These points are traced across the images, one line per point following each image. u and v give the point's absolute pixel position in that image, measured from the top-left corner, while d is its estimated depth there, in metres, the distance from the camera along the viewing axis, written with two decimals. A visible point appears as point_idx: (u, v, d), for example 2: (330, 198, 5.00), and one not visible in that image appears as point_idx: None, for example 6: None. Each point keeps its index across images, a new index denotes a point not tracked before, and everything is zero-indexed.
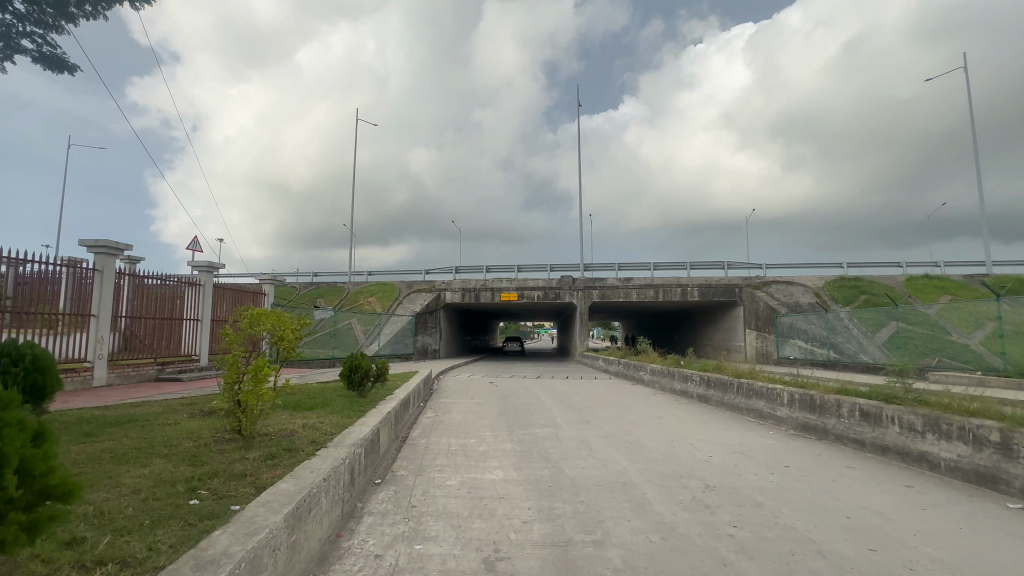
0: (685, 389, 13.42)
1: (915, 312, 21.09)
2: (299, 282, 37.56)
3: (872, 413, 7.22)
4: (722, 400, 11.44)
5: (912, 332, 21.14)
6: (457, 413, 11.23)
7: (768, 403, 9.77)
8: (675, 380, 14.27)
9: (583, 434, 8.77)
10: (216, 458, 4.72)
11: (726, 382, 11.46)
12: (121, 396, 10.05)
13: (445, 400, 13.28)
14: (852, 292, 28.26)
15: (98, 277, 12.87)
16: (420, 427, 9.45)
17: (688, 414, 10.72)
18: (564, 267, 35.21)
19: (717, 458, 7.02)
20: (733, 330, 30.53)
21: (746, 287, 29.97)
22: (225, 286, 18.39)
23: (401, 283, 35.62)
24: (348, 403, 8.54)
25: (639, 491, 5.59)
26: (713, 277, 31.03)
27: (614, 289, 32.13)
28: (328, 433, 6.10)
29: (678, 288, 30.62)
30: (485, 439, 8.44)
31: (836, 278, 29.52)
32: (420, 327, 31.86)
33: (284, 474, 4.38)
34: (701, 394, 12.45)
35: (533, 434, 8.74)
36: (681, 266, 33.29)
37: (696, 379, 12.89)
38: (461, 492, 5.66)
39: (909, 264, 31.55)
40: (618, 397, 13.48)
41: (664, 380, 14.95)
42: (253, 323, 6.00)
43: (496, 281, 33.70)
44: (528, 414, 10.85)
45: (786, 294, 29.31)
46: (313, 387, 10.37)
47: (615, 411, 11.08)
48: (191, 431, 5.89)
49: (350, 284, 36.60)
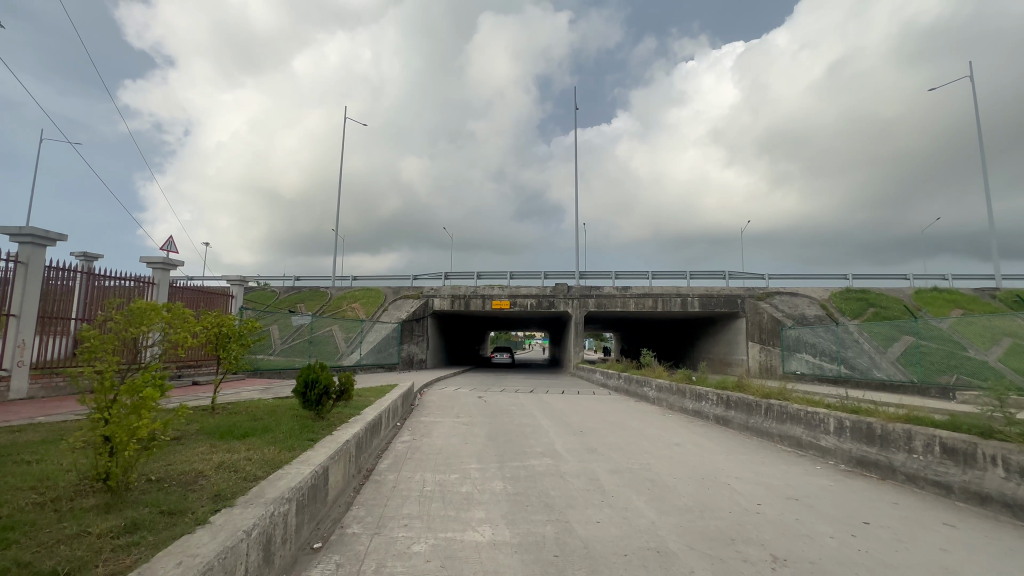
0: (699, 408, 11.88)
1: (927, 325, 19.46)
2: (280, 286, 35.70)
3: (961, 450, 5.69)
4: (746, 424, 9.88)
5: (928, 347, 19.50)
6: (438, 437, 9.54)
7: (808, 430, 8.22)
8: (686, 399, 12.71)
9: (590, 468, 7.13)
10: (37, 536, 2.96)
11: (751, 403, 9.91)
12: (25, 414, 8.22)
13: (426, 419, 11.58)
14: (859, 304, 26.98)
15: (21, 270, 10.97)
16: (390, 457, 7.71)
17: (709, 440, 9.16)
18: (558, 275, 33.69)
19: (770, 509, 5.40)
20: (735, 342, 29.11)
21: (748, 298, 28.66)
22: (186, 287, 16.58)
23: (387, 288, 33.84)
24: (296, 428, 6.77)
25: (683, 569, 3.95)
26: (714, 287, 29.70)
27: (611, 298, 30.64)
28: (248, 479, 4.38)
29: (678, 298, 29.27)
30: (470, 474, 6.76)
31: (842, 290, 28.24)
32: (406, 335, 30.12)
33: (129, 569, 2.65)
34: (720, 416, 10.90)
35: (529, 467, 7.09)
36: (681, 276, 31.97)
37: (713, 398, 11.35)
38: (431, 568, 3.98)
39: (917, 276, 30.45)
40: (624, 418, 11.85)
41: (673, 399, 13.38)
42: (134, 321, 4.33)
43: (487, 288, 32.09)
44: (521, 439, 9.19)
45: (791, 305, 27.94)
46: (262, 405, 8.59)
47: (623, 436, 9.47)
48: (46, 475, 4.10)
49: (334, 289, 34.77)
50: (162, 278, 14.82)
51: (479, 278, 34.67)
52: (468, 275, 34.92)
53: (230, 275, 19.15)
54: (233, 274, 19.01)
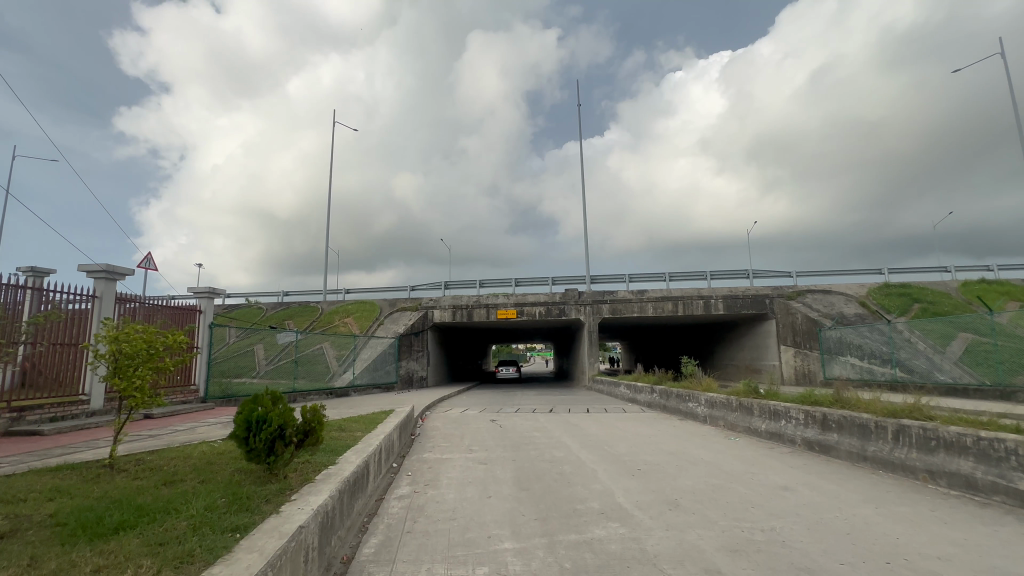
0: (778, 430, 9.34)
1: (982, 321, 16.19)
2: (267, 302, 33.06)
3: None
4: (863, 454, 7.36)
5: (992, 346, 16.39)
6: (448, 486, 6.96)
7: (985, 465, 5.67)
8: (755, 417, 10.17)
9: (693, 543, 4.59)
10: None
11: (869, 424, 7.39)
12: None
13: (431, 457, 8.99)
14: (903, 300, 24.55)
15: None
16: (380, 534, 5.10)
17: (827, 482, 6.56)
18: (567, 280, 31.22)
19: None
20: (765, 347, 26.55)
21: (777, 298, 26.18)
22: (149, 301, 13.86)
23: (382, 300, 31.21)
24: (221, 502, 4.10)
25: None
26: (738, 288, 27.23)
27: (626, 303, 28.11)
28: None
29: (700, 300, 26.84)
30: (507, 569, 4.15)
31: (881, 285, 25.78)
32: (404, 350, 27.46)
33: None
34: (814, 440, 8.36)
35: (597, 547, 4.57)
36: (700, 276, 29.54)
37: (800, 417, 8.84)
38: None
39: (958, 268, 28.05)
40: (684, 446, 9.25)
41: (736, 417, 10.83)
42: None
43: (491, 297, 29.55)
44: (565, 487, 6.61)
45: (826, 304, 25.48)
46: (197, 453, 5.99)
47: (703, 478, 6.91)
48: None
49: (324, 303, 32.18)
50: (105, 291, 12.22)
51: (481, 287, 32.19)
52: (469, 283, 32.39)
53: (198, 286, 16.35)
54: (202, 285, 16.14)
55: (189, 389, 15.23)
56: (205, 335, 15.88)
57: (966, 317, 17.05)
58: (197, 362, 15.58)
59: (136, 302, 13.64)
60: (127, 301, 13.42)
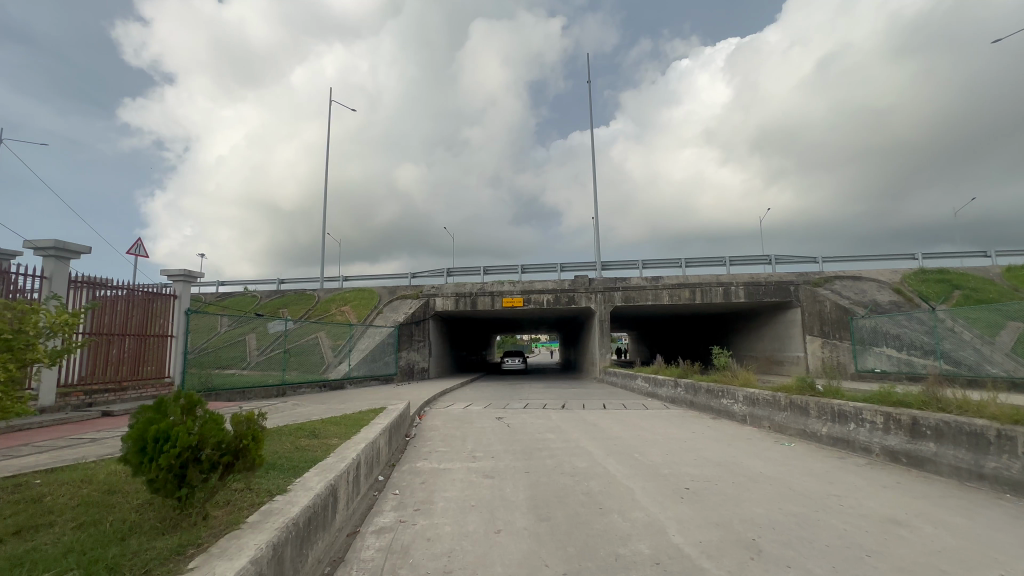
0: (846, 435, 7.73)
1: None
2: (262, 290, 31.60)
3: None
4: (978, 471, 5.72)
5: None
6: (444, 513, 5.34)
7: None
8: (813, 419, 8.55)
9: None
10: None
11: (987, 433, 5.72)
12: None
13: (425, 467, 7.42)
14: (942, 287, 22.74)
15: None
16: None
17: (947, 513, 4.93)
18: (576, 266, 29.56)
19: None
20: (788, 338, 24.85)
21: (803, 284, 24.40)
22: (125, 287, 12.53)
23: (382, 288, 29.65)
24: None
25: None
26: (761, 274, 25.46)
27: (640, 291, 26.39)
28: None
29: (719, 287, 25.15)
30: None
31: (917, 271, 23.97)
32: (405, 340, 25.95)
33: None
34: (901, 450, 6.74)
35: None
36: (719, 262, 27.75)
37: (878, 420, 7.23)
38: None
39: (1000, 253, 26.12)
40: (732, 455, 7.64)
41: (787, 418, 9.20)
42: None
43: (497, 284, 27.93)
44: (599, 518, 5.01)
45: (856, 291, 23.70)
46: (99, 474, 4.43)
47: (777, 506, 5.27)
48: None
49: (322, 291, 30.69)
50: (56, 271, 10.68)
51: (486, 274, 30.58)
52: (474, 270, 30.79)
53: (174, 270, 14.68)
54: (176, 268, 14.46)
55: (163, 381, 13.84)
56: (181, 324, 14.37)
57: (1018, 303, 15.00)
58: (172, 352, 14.10)
59: (109, 287, 12.31)
60: (94, 285, 11.88)
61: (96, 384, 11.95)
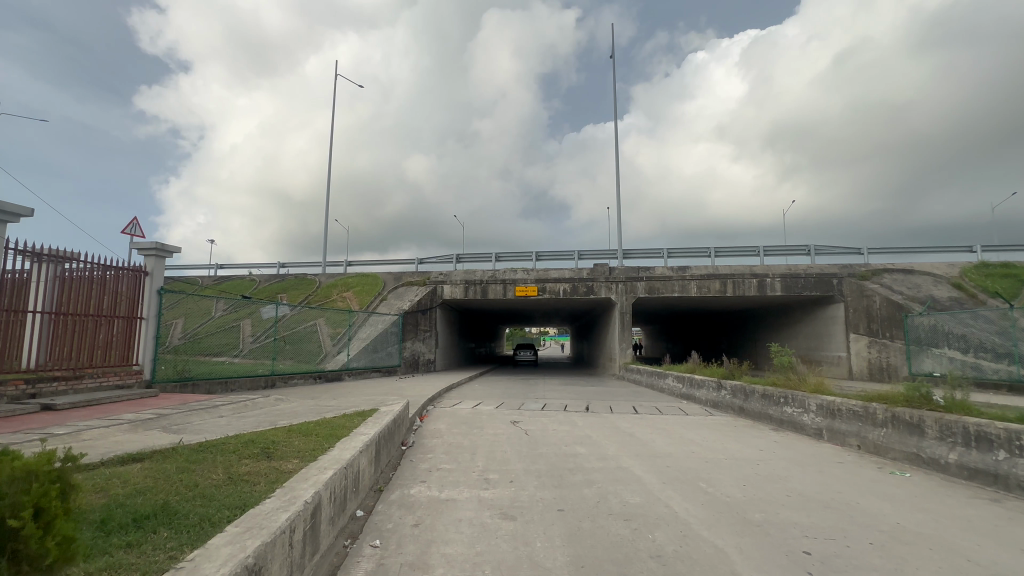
0: (992, 467, 5.69)
1: None
2: (261, 273, 29.96)
3: None
4: None
5: None
6: None
7: None
8: (934, 441, 6.48)
9: None
10: None
11: None
12: None
13: (421, 496, 5.48)
14: (1008, 283, 20.39)
15: None
16: None
17: None
18: (595, 255, 27.51)
19: None
20: (828, 336, 22.57)
21: (847, 277, 22.08)
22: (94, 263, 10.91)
23: (386, 274, 27.81)
24: None
25: None
26: (800, 265, 23.15)
27: (665, 281, 24.23)
28: None
29: (753, 279, 22.96)
30: None
31: (978, 265, 21.60)
32: (410, 330, 24.13)
33: None
34: None
35: None
36: (752, 252, 25.49)
37: None
38: None
39: None
40: (837, 491, 5.60)
41: (889, 437, 7.14)
42: None
43: (509, 271, 25.97)
44: None
45: (909, 285, 21.40)
46: None
47: None
48: None
49: (323, 276, 28.96)
50: None
51: (498, 261, 28.63)
52: (485, 257, 28.83)
53: (145, 243, 12.85)
54: (147, 241, 12.64)
55: (130, 370, 12.00)
56: (153, 304, 12.56)
57: None
58: (142, 336, 12.35)
59: (77, 262, 10.69)
60: (52, 257, 10.19)
61: (44, 370, 10.09)
